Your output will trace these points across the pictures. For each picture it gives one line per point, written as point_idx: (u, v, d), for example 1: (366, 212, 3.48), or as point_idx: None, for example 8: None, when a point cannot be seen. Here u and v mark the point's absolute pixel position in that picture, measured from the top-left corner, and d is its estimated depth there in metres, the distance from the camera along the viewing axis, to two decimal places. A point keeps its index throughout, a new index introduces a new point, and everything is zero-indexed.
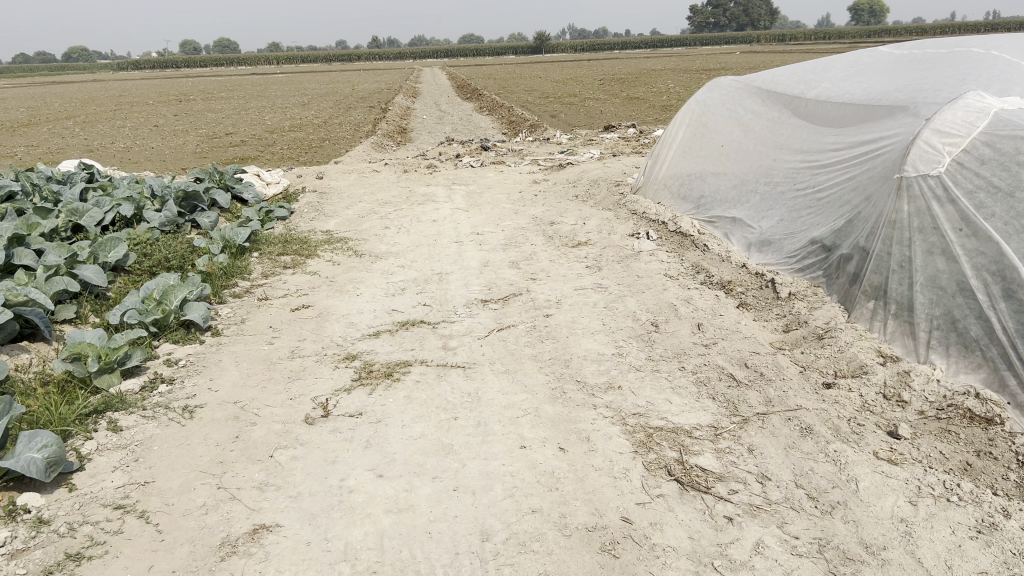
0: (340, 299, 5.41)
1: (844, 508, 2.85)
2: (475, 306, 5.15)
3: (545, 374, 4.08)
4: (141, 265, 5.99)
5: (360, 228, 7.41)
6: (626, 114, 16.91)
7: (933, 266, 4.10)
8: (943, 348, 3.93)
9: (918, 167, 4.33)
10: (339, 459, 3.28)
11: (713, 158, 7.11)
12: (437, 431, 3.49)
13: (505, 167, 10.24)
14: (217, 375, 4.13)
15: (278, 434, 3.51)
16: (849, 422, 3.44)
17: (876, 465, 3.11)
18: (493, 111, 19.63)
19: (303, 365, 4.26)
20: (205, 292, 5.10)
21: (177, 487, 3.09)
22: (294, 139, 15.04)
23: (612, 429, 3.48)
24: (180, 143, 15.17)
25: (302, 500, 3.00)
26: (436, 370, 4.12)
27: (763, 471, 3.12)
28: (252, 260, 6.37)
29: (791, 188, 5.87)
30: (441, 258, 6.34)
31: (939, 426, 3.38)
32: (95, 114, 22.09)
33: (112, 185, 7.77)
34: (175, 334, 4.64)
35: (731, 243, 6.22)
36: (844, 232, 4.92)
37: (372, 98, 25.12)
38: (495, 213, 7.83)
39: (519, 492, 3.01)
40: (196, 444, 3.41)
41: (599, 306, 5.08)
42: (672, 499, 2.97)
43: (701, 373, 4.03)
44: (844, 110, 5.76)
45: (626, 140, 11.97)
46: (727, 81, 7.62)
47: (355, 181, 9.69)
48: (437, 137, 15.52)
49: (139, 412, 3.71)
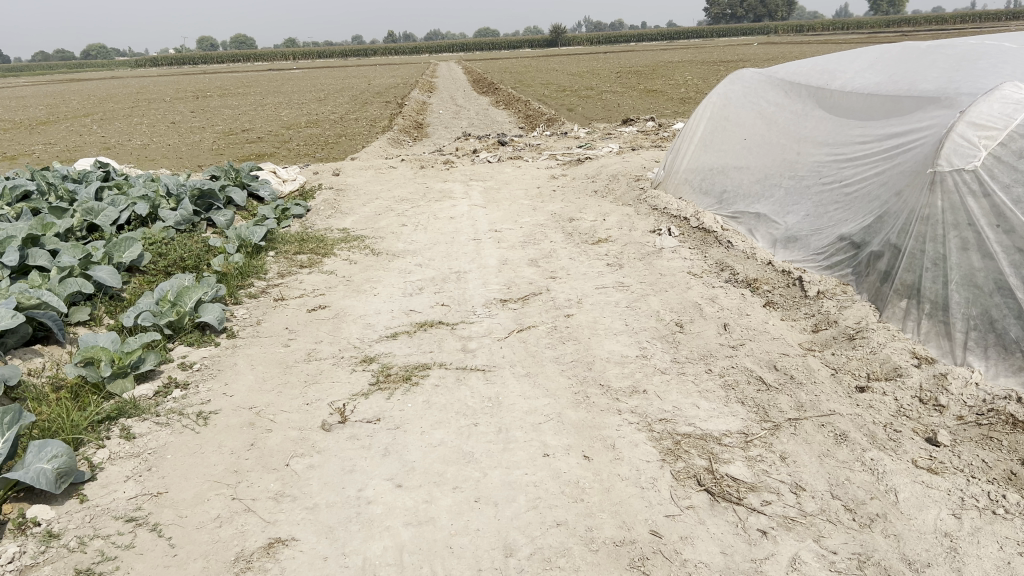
0: (357, 299, 5.32)
1: (883, 521, 2.73)
2: (494, 306, 5.05)
3: (567, 377, 3.96)
4: (156, 265, 5.92)
5: (377, 226, 7.31)
6: (644, 106, 16.71)
7: (968, 263, 3.96)
8: (982, 349, 3.78)
9: (953, 161, 4.15)
10: (357, 468, 3.18)
11: (736, 152, 6.95)
12: (457, 438, 3.38)
13: (523, 162, 10.12)
14: (232, 380, 4.04)
15: (294, 441, 3.41)
16: (885, 429, 3.31)
17: (916, 474, 2.97)
18: (510, 105, 19.46)
19: (320, 368, 4.16)
20: (221, 293, 5.01)
21: (191, 498, 3.00)
22: (311, 135, 14.99)
23: (638, 435, 3.36)
24: (197, 139, 15.14)
25: (319, 512, 2.91)
26: (456, 373, 4.02)
27: (797, 481, 3.00)
28: (268, 259, 6.29)
29: (817, 183, 5.71)
30: (459, 256, 6.23)
31: (980, 433, 3.24)
32: (112, 112, 22.17)
33: (128, 184, 7.72)
34: (190, 337, 4.56)
35: (756, 239, 6.08)
36: (874, 228, 4.77)
37: (388, 93, 25.05)
38: (513, 209, 7.72)
39: (543, 503, 2.90)
40: (211, 452, 3.33)
41: (622, 306, 4.96)
42: (702, 511, 2.86)
43: (729, 376, 3.90)
44: (871, 102, 5.59)
45: (646, 133, 11.80)
46: (749, 73, 7.46)
47: (372, 177, 9.59)
48: (454, 132, 15.39)
49: (152, 418, 3.63)
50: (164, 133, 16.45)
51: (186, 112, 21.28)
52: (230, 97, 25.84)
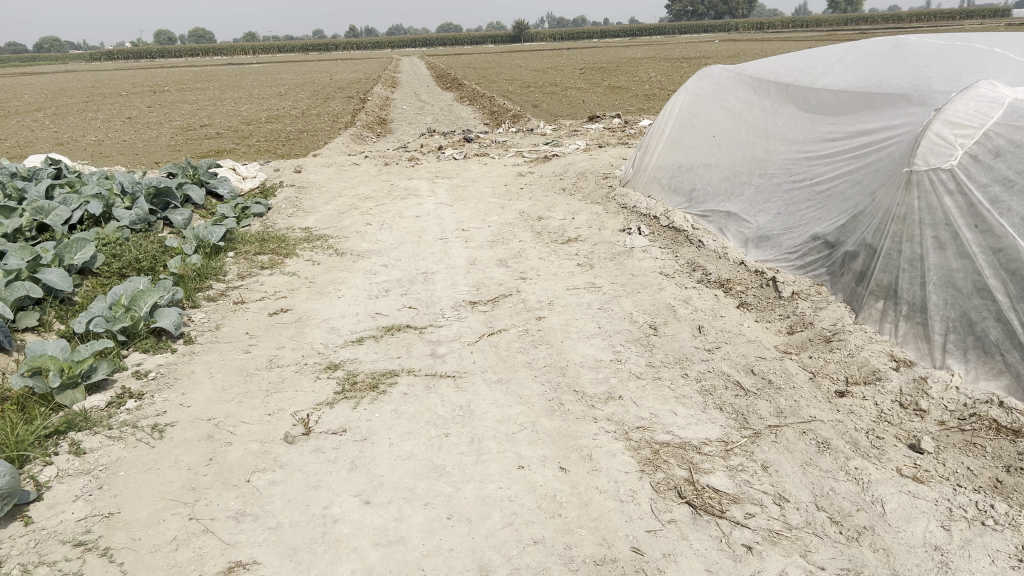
0: (320, 301, 5.14)
1: (871, 534, 2.64)
2: (463, 308, 4.91)
3: (540, 383, 3.83)
4: (110, 267, 5.68)
5: (341, 224, 7.13)
6: (608, 103, 16.64)
7: (946, 264, 3.90)
8: (961, 352, 3.72)
9: (929, 160, 4.11)
10: (322, 484, 3.03)
11: (704, 149, 6.88)
12: (427, 450, 3.24)
13: (489, 159, 9.97)
14: (190, 390, 3.85)
15: (255, 455, 3.25)
16: (867, 436, 3.23)
17: (902, 484, 2.89)
18: (474, 102, 19.28)
19: (282, 376, 3.99)
20: (178, 297, 4.81)
21: (145, 519, 2.83)
22: (272, 131, 14.68)
23: (615, 445, 3.25)
24: (153, 135, 14.78)
25: (283, 532, 2.75)
26: (425, 380, 3.87)
27: (781, 491, 2.91)
28: (227, 259, 6.09)
29: (787, 181, 5.64)
30: (425, 256, 6.07)
31: (963, 439, 3.18)
32: (66, 106, 21.64)
33: (81, 182, 7.46)
34: (146, 344, 4.37)
35: (727, 238, 6.00)
36: (848, 228, 4.70)
37: (351, 88, 24.76)
38: (481, 208, 7.57)
39: (519, 520, 2.77)
40: (166, 468, 3.15)
41: (594, 308, 4.85)
42: (685, 525, 2.75)
43: (706, 381, 3.80)
44: (841, 98, 5.54)
45: (613, 130, 11.72)
46: (717, 70, 7.38)
47: (335, 174, 9.39)
48: (418, 128, 15.19)
49: (105, 431, 3.43)
50: (121, 128, 16.06)
51: (142, 107, 20.78)
52: (189, 93, 25.32)
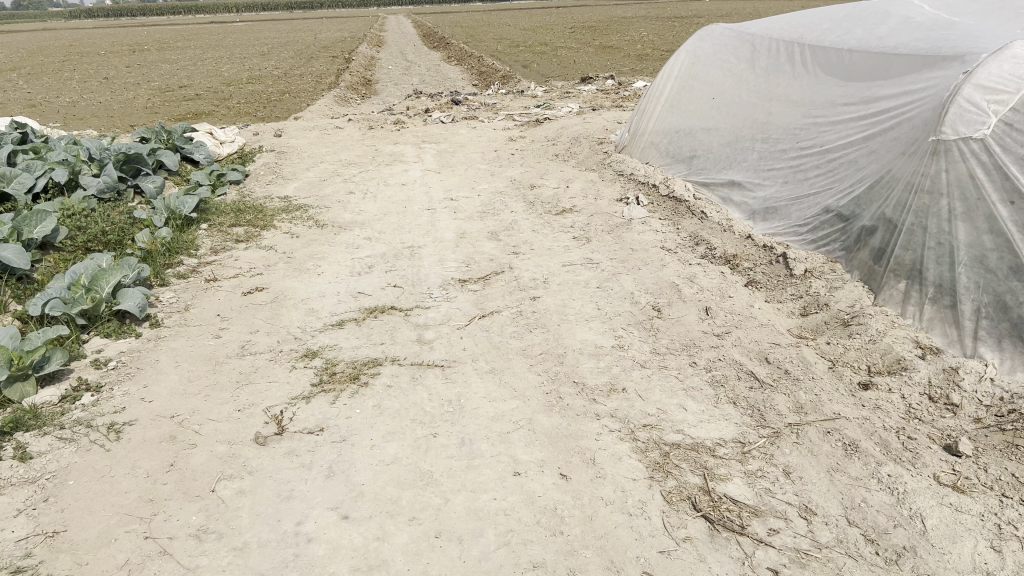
0: (298, 279, 4.78)
1: (913, 557, 2.36)
2: (452, 288, 4.57)
3: (536, 374, 3.51)
4: (74, 240, 5.29)
5: (322, 193, 6.75)
6: (600, 64, 16.17)
7: (978, 242, 3.57)
8: (995, 340, 3.41)
9: (959, 129, 3.77)
10: (296, 495, 2.71)
11: (704, 112, 6.50)
12: (414, 453, 2.92)
13: (479, 122, 9.57)
14: (153, 381, 3.52)
15: (221, 459, 2.92)
16: (898, 436, 2.94)
17: (941, 495, 2.61)
18: (462, 62, 18.74)
19: (254, 365, 3.66)
20: (144, 276, 4.43)
21: (94, 539, 2.51)
22: (254, 92, 14.16)
23: (621, 447, 2.94)
24: (130, 96, 14.23)
25: (249, 554, 2.44)
26: (411, 371, 3.54)
27: (806, 502, 2.62)
28: (200, 232, 5.72)
29: (793, 147, 5.28)
30: (412, 228, 5.72)
31: (1003, 441, 2.89)
32: (41, 65, 21.04)
33: (47, 147, 7.02)
34: (108, 328, 4.02)
35: (731, 209, 5.66)
36: (864, 200, 4.38)
37: (336, 47, 24.23)
38: (470, 175, 7.20)
39: (515, 539, 2.47)
40: (122, 476, 2.82)
41: (592, 287, 4.52)
42: (701, 544, 2.46)
43: (717, 371, 3.49)
44: (852, 59, 5.19)
45: (606, 91, 11.29)
46: (718, 29, 6.98)
47: (316, 138, 8.98)
48: (404, 90, 14.71)
49: (55, 432, 3.09)
50: (96, 89, 15.48)
51: (117, 67, 20.12)
52: (170, 52, 24.51)
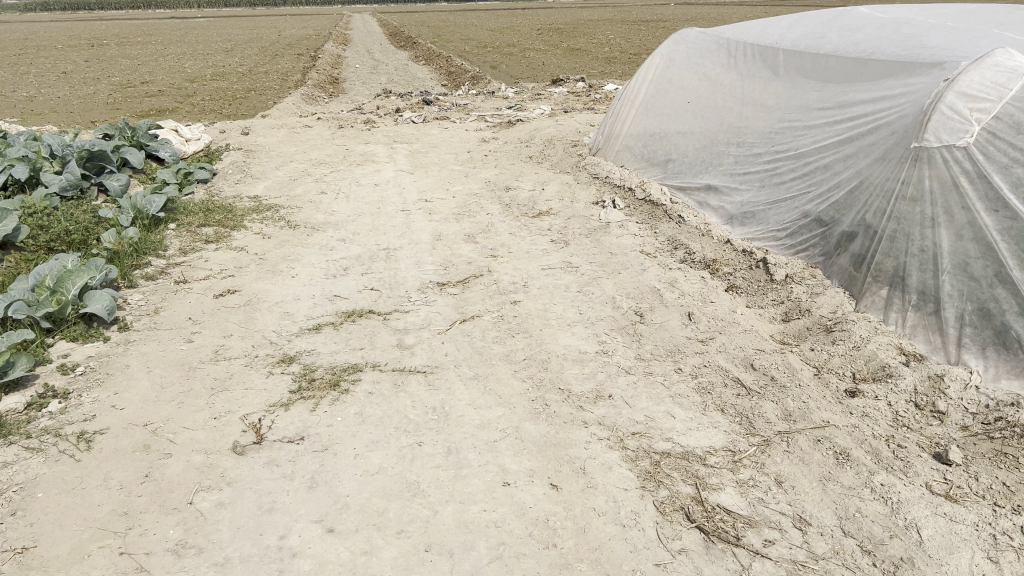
0: (271, 281, 4.67)
1: (910, 568, 2.34)
2: (430, 291, 4.49)
3: (521, 380, 3.45)
4: (36, 239, 5.11)
5: (293, 193, 6.62)
6: (569, 66, 16.16)
7: (962, 250, 3.58)
8: (979, 347, 3.42)
9: (941, 136, 3.77)
10: (278, 507, 2.62)
11: (679, 116, 6.48)
12: (399, 463, 2.84)
13: (450, 123, 9.49)
14: (124, 387, 3.39)
15: (199, 470, 2.82)
16: (888, 444, 2.92)
17: (935, 504, 2.59)
18: (430, 62, 18.62)
19: (229, 371, 3.55)
20: (111, 277, 4.29)
21: (66, 555, 2.40)
22: (219, 89, 13.91)
23: (611, 456, 2.89)
24: (90, 92, 13.91)
25: (231, 569, 2.35)
26: (392, 377, 3.46)
27: (801, 512, 2.58)
28: (168, 232, 5.57)
29: (770, 151, 5.27)
30: (387, 230, 5.62)
31: (992, 449, 2.89)
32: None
33: (7, 143, 6.80)
34: (74, 331, 3.88)
35: (708, 213, 5.64)
36: (843, 205, 4.37)
37: (301, 44, 23.94)
38: (444, 176, 7.12)
39: (507, 552, 2.41)
40: (94, 488, 2.70)
41: (572, 291, 4.47)
42: (697, 556, 2.42)
43: (703, 378, 3.46)
44: (828, 64, 5.19)
45: (577, 93, 11.26)
46: (693, 33, 6.97)
47: (285, 137, 8.82)
48: (372, 90, 14.56)
49: (20, 442, 2.96)
50: (54, 84, 15.11)
51: (77, 61, 19.68)
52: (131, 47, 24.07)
